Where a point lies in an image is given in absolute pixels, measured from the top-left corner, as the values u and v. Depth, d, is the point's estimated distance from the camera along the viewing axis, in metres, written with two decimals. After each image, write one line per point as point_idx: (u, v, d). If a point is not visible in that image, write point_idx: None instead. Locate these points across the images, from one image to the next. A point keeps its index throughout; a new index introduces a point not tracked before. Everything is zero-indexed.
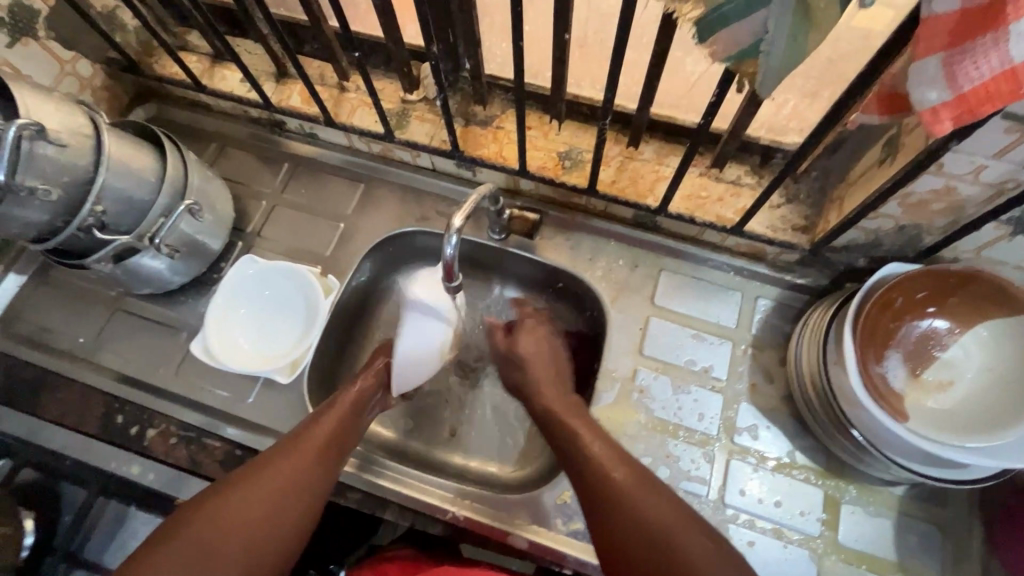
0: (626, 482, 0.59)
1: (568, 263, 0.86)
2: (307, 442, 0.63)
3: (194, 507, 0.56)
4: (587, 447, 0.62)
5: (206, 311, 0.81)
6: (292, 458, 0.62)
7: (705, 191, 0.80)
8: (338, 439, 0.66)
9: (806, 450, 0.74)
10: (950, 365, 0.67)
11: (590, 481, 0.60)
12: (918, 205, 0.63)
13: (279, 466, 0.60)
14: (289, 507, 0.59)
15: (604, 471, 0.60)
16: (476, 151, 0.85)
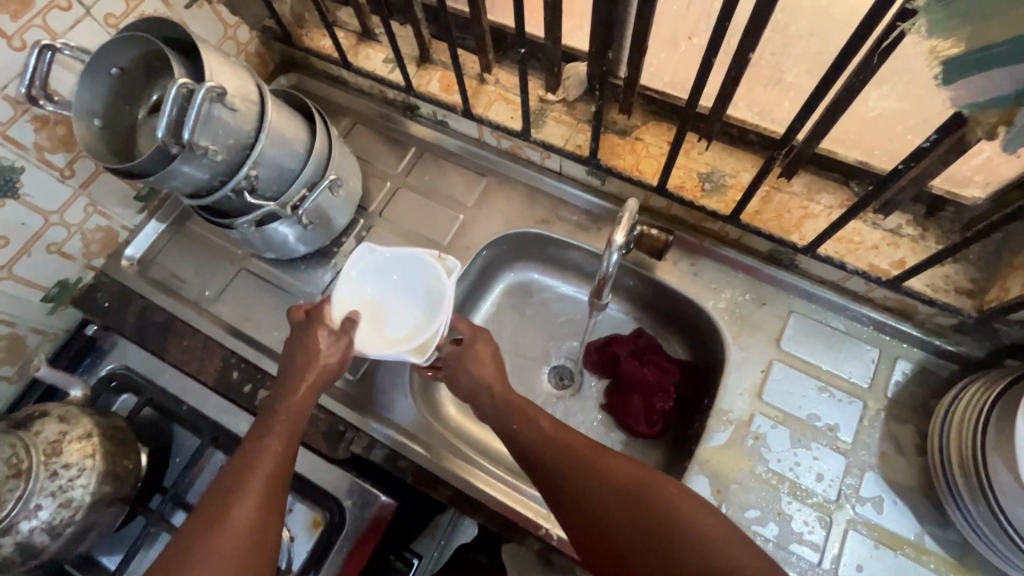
0: (644, 492, 0.56)
1: (689, 289, 0.81)
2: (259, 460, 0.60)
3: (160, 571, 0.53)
4: (598, 460, 0.59)
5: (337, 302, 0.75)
6: (243, 492, 0.57)
7: (856, 235, 0.74)
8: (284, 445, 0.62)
9: (937, 536, 0.67)
10: None
11: (599, 491, 0.58)
12: None
13: (231, 508, 0.56)
14: (264, 533, 0.57)
15: (628, 483, 0.57)
16: (612, 160, 0.82)
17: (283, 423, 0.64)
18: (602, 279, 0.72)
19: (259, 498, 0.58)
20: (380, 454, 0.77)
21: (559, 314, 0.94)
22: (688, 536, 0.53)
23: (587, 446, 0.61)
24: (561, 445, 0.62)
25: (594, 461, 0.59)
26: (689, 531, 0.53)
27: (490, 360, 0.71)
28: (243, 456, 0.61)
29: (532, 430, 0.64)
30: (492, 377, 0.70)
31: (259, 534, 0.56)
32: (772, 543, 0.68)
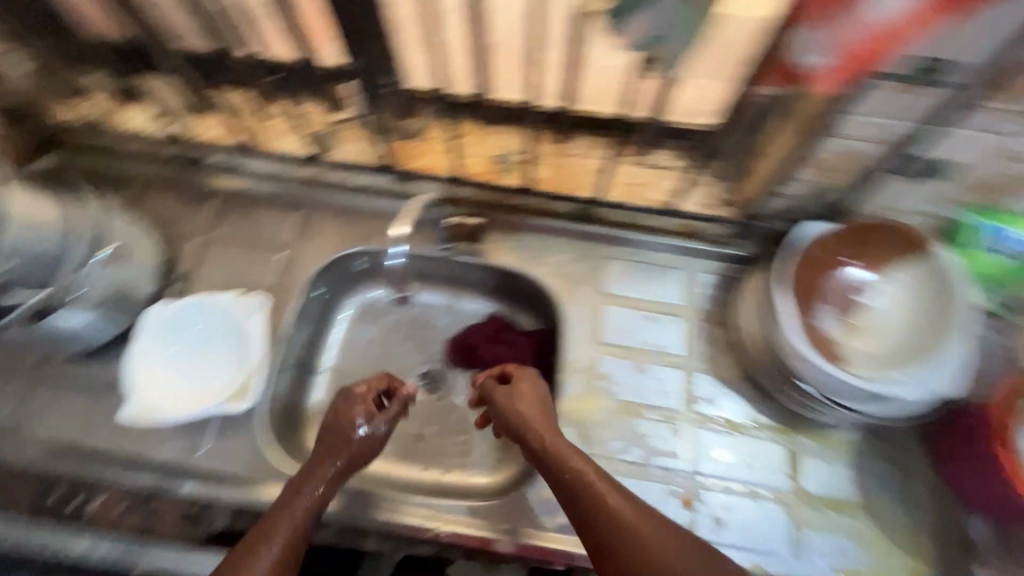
0: (663, 546, 0.54)
1: (515, 262, 0.87)
2: (274, 535, 0.58)
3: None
4: (598, 493, 0.58)
5: (133, 365, 0.74)
6: (263, 557, 0.56)
7: (636, 177, 0.83)
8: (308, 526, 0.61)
9: (765, 410, 0.78)
10: (873, 312, 0.72)
11: (596, 526, 0.57)
12: (827, 167, 0.68)
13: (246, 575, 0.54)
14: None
15: (644, 539, 0.54)
16: (411, 164, 0.86)
17: (306, 497, 0.62)
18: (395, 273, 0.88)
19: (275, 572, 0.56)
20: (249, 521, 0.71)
21: (412, 324, 0.93)
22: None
23: (616, 493, 0.58)
24: (589, 491, 0.59)
25: (591, 495, 0.59)
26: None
27: (534, 398, 0.70)
28: (268, 522, 0.59)
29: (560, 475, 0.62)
30: (543, 426, 0.66)
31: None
32: (636, 464, 0.74)
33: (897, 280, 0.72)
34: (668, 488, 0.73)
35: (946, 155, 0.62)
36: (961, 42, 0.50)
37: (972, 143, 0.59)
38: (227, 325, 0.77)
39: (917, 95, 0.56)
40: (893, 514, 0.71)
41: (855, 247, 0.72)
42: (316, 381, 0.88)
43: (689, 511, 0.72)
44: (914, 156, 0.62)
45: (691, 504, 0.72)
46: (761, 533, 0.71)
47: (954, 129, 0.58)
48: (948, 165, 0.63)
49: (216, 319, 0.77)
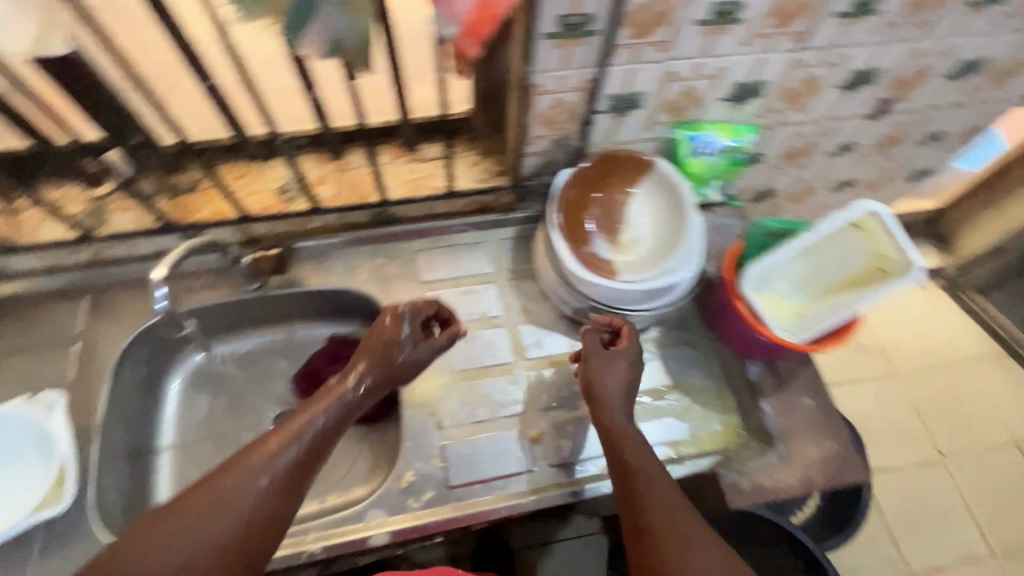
0: (665, 501, 0.63)
1: (332, 280, 0.90)
2: (268, 470, 0.59)
3: (157, 522, 0.54)
4: (643, 488, 0.64)
5: None
6: (254, 483, 0.58)
7: (416, 172, 0.91)
8: (309, 449, 0.63)
9: (582, 336, 0.89)
10: (634, 228, 0.85)
11: (631, 518, 0.63)
12: (551, 120, 0.80)
13: (235, 482, 0.57)
14: (257, 527, 0.57)
15: (654, 499, 0.63)
16: (193, 217, 0.85)
17: (314, 437, 0.64)
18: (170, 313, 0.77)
19: (269, 487, 0.59)
20: None
21: (250, 371, 0.92)
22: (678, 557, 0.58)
23: (645, 451, 0.68)
24: (624, 437, 0.69)
25: (637, 492, 0.64)
26: (690, 551, 0.58)
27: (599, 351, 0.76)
28: (286, 427, 0.63)
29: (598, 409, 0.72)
30: (617, 393, 0.73)
31: (240, 534, 0.56)
32: (486, 421, 0.81)
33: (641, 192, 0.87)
34: (517, 431, 0.81)
35: (626, 87, 0.77)
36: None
37: (648, 73, 0.76)
38: (31, 432, 0.75)
39: (577, 48, 0.69)
40: (698, 382, 0.85)
41: (598, 181, 0.86)
42: (159, 463, 0.84)
43: (539, 444, 0.80)
44: (613, 94, 0.78)
45: (540, 437, 0.81)
46: (601, 438, 0.81)
47: (618, 66, 0.73)
48: (633, 94, 0.79)
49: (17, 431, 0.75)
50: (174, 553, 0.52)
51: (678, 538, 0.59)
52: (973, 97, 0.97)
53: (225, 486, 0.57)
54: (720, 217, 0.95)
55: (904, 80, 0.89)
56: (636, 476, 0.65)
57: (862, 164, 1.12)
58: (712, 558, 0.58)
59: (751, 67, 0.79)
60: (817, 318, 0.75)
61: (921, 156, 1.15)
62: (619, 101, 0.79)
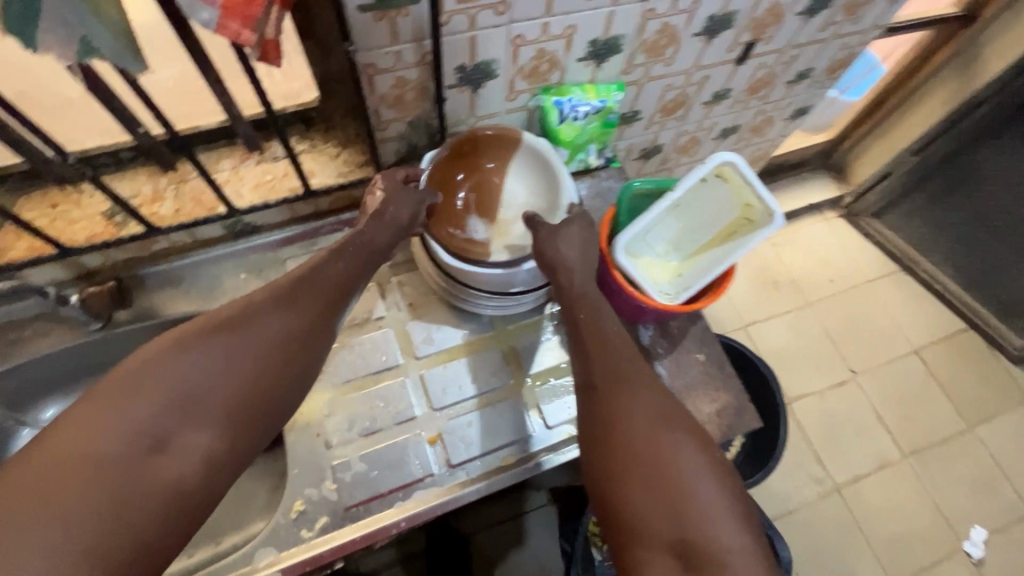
0: (630, 361, 0.65)
1: (189, 306, 0.80)
2: (267, 322, 0.59)
3: (194, 339, 0.55)
4: (648, 375, 0.64)
5: None
6: (268, 323, 0.58)
7: (268, 173, 0.82)
8: (309, 305, 0.62)
9: (474, 325, 0.85)
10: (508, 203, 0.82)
11: (623, 390, 0.62)
12: (399, 101, 0.73)
13: (267, 318, 0.59)
14: (270, 366, 0.57)
15: (646, 376, 0.64)
16: (2, 259, 0.73)
17: (313, 301, 0.62)
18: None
19: (285, 330, 0.59)
20: None
21: None
22: (638, 413, 0.60)
23: (606, 315, 0.70)
24: (589, 300, 0.70)
25: (644, 378, 0.64)
26: (652, 405, 0.61)
27: (578, 234, 0.73)
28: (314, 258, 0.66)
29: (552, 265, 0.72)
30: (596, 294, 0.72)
31: (255, 366, 0.56)
32: (379, 431, 0.77)
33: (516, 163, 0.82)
34: (414, 436, 0.77)
35: (471, 57, 0.71)
36: None
37: (493, 39, 0.70)
38: None
39: (400, 19, 0.62)
40: None
41: (463, 160, 0.81)
42: None
43: (438, 445, 0.77)
44: (461, 66, 0.72)
45: (439, 438, 0.77)
46: (502, 427, 0.79)
47: (456, 34, 0.67)
48: (482, 63, 0.73)
49: None
50: (185, 374, 0.53)
51: (636, 394, 0.62)
52: (833, 32, 0.98)
53: (251, 323, 0.58)
54: (602, 181, 0.93)
55: (762, 21, 0.88)
56: (600, 336, 0.67)
57: (741, 109, 1.13)
58: (670, 415, 0.61)
59: (602, 23, 0.75)
60: (691, 278, 0.74)
61: (796, 95, 1.16)
62: (469, 72, 0.74)
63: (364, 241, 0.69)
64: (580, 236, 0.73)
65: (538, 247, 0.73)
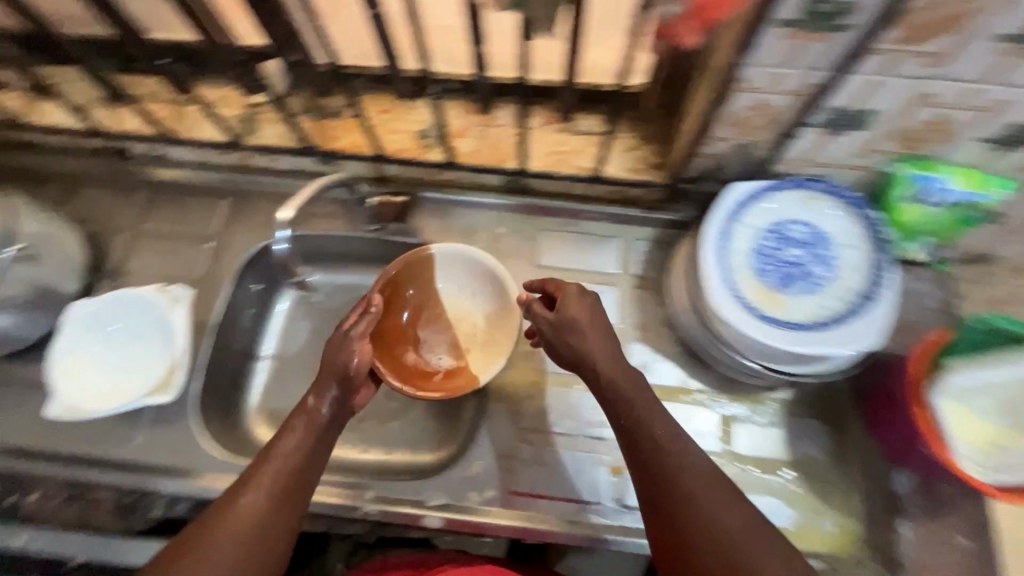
0: (687, 469, 0.56)
1: (447, 240, 0.85)
2: (237, 516, 0.55)
3: (176, 558, 0.53)
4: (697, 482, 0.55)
5: (48, 362, 0.71)
6: (244, 520, 0.55)
7: (563, 145, 0.81)
8: (281, 494, 0.57)
9: (697, 375, 0.77)
10: (755, 274, 0.71)
11: (684, 513, 0.54)
12: (743, 123, 0.65)
13: (244, 501, 0.56)
14: (277, 532, 0.56)
15: (699, 483, 0.55)
16: (333, 144, 0.83)
17: (271, 489, 0.57)
18: (285, 261, 0.69)
19: (273, 498, 0.57)
20: (184, 507, 0.72)
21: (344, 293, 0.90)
22: (710, 534, 0.53)
23: (642, 401, 0.60)
24: (623, 400, 0.60)
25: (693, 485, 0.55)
26: (717, 517, 0.53)
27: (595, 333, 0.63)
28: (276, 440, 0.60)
29: (584, 364, 0.63)
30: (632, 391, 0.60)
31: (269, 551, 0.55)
32: (567, 435, 0.75)
33: (828, 224, 0.72)
34: (597, 457, 0.74)
35: (857, 102, 0.59)
36: None
37: (896, 89, 0.57)
38: (138, 322, 0.75)
39: (813, 44, 0.53)
40: (820, 469, 0.73)
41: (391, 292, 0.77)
42: (256, 368, 0.86)
43: (619, 478, 0.72)
44: (837, 107, 0.61)
45: (622, 471, 0.73)
46: None
47: (859, 74, 0.56)
48: (863, 111, 0.60)
49: (127, 317, 0.75)
50: None
51: (696, 507, 0.54)
52: None
53: (222, 525, 0.54)
54: (915, 281, 0.76)
55: None
56: (640, 435, 0.58)
57: None
58: (738, 514, 0.54)
59: None
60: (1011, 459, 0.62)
61: None
62: (840, 116, 0.61)
63: (331, 397, 0.63)
64: (588, 307, 0.65)
65: (555, 347, 0.66)
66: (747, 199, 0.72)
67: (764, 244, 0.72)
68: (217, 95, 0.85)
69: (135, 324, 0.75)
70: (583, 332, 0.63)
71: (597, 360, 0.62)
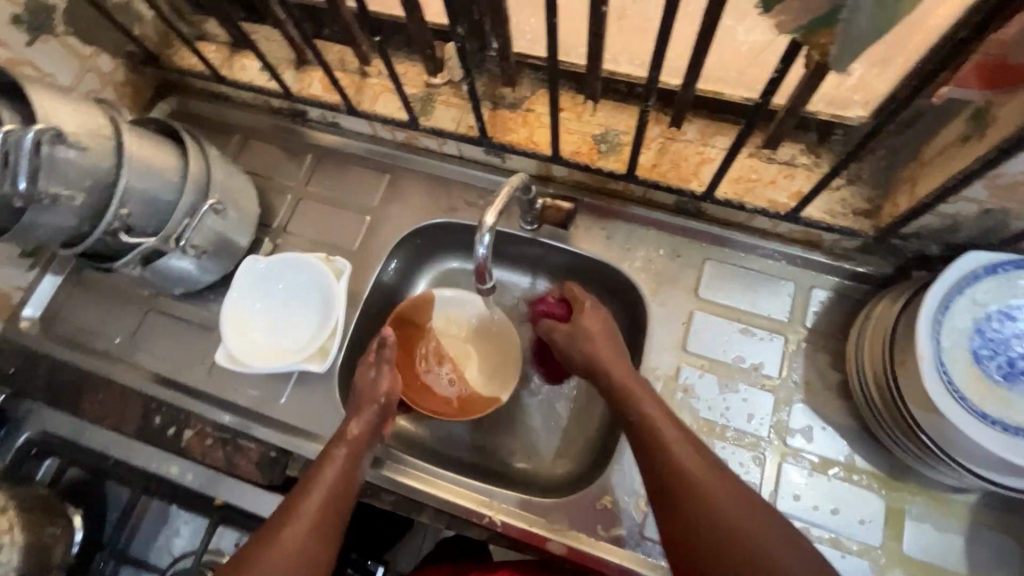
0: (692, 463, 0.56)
1: (604, 253, 0.80)
2: (289, 531, 0.56)
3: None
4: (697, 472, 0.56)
5: (222, 312, 0.76)
6: (295, 532, 0.56)
7: (754, 172, 0.73)
8: (328, 511, 0.59)
9: (866, 453, 0.69)
10: (974, 361, 0.61)
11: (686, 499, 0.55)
12: (1010, 187, 0.55)
13: (284, 535, 0.56)
14: (313, 562, 0.56)
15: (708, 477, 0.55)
16: (505, 136, 0.80)
17: (320, 501, 0.59)
18: (480, 268, 0.65)
19: (313, 524, 0.57)
20: None
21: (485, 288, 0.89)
22: (724, 527, 0.52)
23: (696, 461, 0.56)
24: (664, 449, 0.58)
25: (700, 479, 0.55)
26: (710, 491, 0.54)
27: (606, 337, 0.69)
28: (321, 460, 0.63)
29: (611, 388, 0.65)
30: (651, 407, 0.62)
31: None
32: None
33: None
34: None
35: None
36: None
37: None
38: (302, 287, 0.79)
39: None
40: None
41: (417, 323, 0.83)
42: None
43: None
44: None
45: None
46: None
47: None
48: None
49: (293, 280, 0.79)
50: None
51: (707, 502, 0.53)
52: None
53: (277, 542, 0.55)
54: None
55: None
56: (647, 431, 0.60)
57: None
58: (745, 508, 0.53)
59: None
60: None
61: None
62: None
63: (366, 422, 0.66)
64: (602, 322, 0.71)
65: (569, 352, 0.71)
66: (983, 272, 0.61)
67: (988, 326, 0.62)
68: (399, 70, 0.84)
69: (299, 288, 0.79)
70: (609, 362, 0.67)
71: (622, 386, 0.64)
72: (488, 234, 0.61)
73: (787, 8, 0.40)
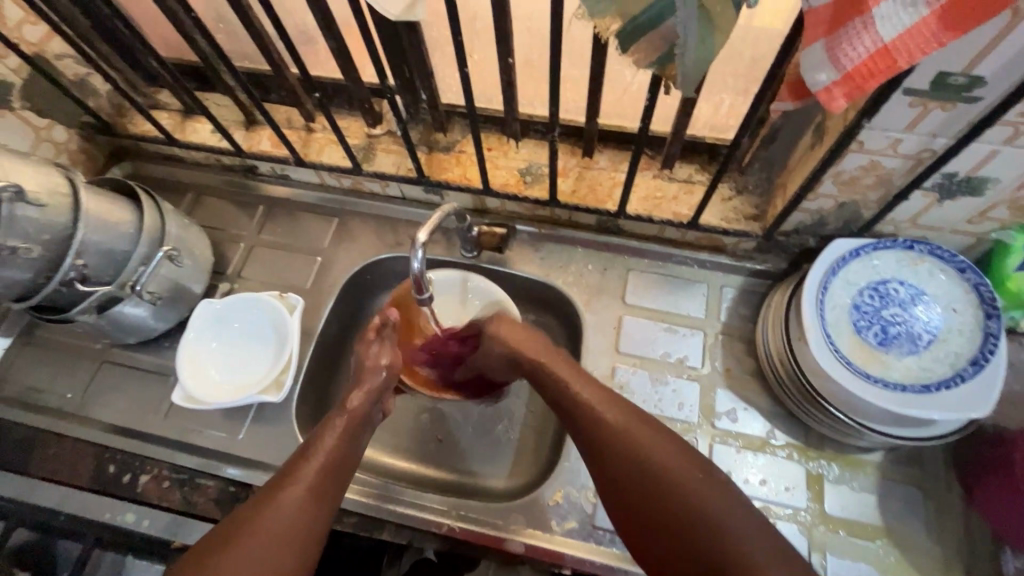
0: (634, 427, 0.60)
1: (540, 273, 0.88)
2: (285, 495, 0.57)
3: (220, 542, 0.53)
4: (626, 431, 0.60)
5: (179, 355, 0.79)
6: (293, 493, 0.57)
7: (660, 190, 0.84)
8: (330, 477, 0.61)
9: (785, 428, 0.77)
10: (855, 331, 0.71)
11: (619, 459, 0.59)
12: (851, 182, 0.67)
13: (283, 497, 0.56)
14: (310, 525, 0.56)
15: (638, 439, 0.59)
16: (442, 175, 0.89)
17: (321, 466, 0.61)
18: (418, 280, 0.72)
19: (310, 488, 0.58)
20: None
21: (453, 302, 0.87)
22: (659, 479, 0.56)
23: (624, 420, 0.61)
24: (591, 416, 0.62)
25: (628, 441, 0.59)
26: (642, 450, 0.58)
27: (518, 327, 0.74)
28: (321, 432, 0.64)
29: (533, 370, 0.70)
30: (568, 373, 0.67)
31: (304, 543, 0.55)
32: None
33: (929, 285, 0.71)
34: None
35: (976, 169, 0.60)
36: (987, 56, 0.49)
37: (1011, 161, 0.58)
38: (259, 329, 0.83)
39: (936, 112, 0.55)
40: (920, 542, 0.70)
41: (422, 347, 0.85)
42: (345, 377, 0.91)
43: None
44: (952, 173, 0.61)
45: None
46: None
47: (982, 142, 0.57)
48: (978, 179, 0.61)
49: (250, 323, 0.83)
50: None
51: (649, 465, 0.57)
52: None
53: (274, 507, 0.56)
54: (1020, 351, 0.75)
55: None
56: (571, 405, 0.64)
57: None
58: (677, 458, 0.57)
59: None
60: None
61: None
62: (953, 182, 0.63)
63: (366, 393, 0.68)
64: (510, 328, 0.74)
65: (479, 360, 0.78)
66: (849, 256, 0.72)
67: (863, 301, 0.72)
68: (342, 124, 0.94)
69: (256, 331, 0.83)
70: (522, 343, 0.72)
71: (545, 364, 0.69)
72: (420, 249, 0.68)
73: (639, 48, 0.50)
